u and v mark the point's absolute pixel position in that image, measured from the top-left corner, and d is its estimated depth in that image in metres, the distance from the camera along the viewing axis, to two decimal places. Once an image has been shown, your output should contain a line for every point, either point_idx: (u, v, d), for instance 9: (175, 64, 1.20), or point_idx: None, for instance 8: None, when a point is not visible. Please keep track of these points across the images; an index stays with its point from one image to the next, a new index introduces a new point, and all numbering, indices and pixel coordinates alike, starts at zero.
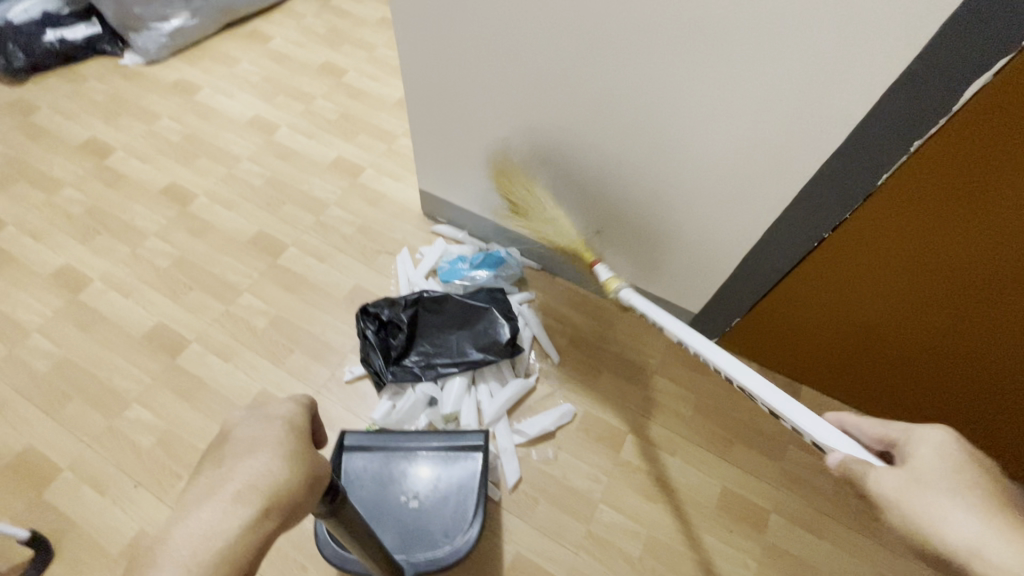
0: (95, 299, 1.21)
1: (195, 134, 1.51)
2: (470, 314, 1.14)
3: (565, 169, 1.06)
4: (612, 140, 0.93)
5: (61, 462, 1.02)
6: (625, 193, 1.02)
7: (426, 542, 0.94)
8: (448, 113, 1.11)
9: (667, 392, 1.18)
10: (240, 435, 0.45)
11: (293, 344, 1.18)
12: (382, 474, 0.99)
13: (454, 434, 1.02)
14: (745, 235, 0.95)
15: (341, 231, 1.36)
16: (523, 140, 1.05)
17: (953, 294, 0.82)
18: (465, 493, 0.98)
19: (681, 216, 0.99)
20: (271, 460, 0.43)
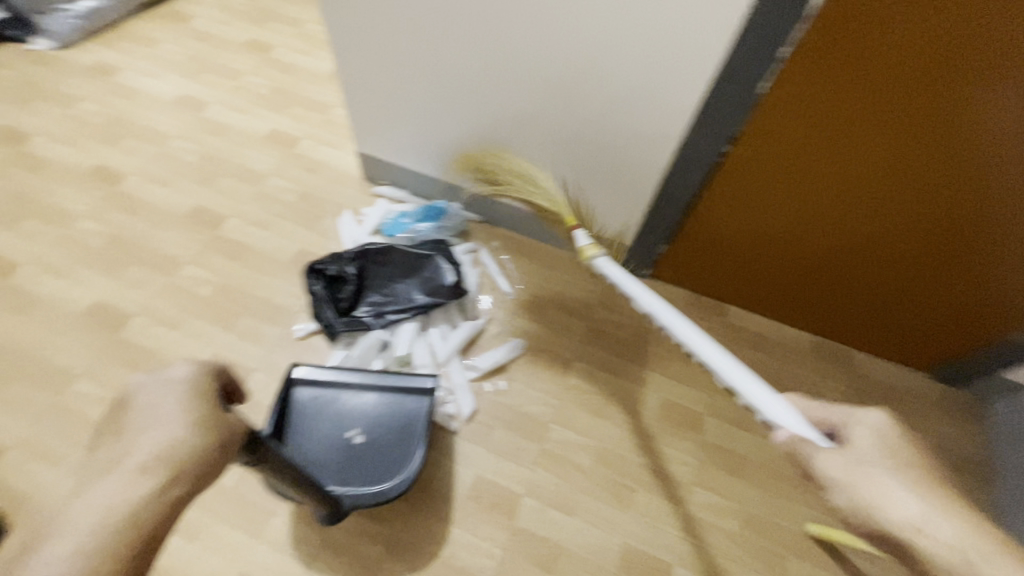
0: (27, 283, 1.18)
1: (119, 115, 1.48)
2: (415, 263, 1.19)
3: (497, 107, 1.13)
4: (537, 70, 1.02)
5: (6, 441, 1.00)
6: (554, 123, 1.11)
7: (368, 478, 0.96)
8: (382, 65, 1.15)
9: (607, 321, 1.27)
10: (140, 403, 0.45)
11: (242, 309, 1.20)
12: (331, 412, 1.02)
13: (400, 376, 1.06)
14: (661, 151, 1.06)
15: (282, 200, 1.37)
16: (456, 81, 1.12)
17: (840, 180, 0.96)
18: (410, 430, 1.01)
19: (606, 140, 1.09)
20: (174, 423, 0.44)
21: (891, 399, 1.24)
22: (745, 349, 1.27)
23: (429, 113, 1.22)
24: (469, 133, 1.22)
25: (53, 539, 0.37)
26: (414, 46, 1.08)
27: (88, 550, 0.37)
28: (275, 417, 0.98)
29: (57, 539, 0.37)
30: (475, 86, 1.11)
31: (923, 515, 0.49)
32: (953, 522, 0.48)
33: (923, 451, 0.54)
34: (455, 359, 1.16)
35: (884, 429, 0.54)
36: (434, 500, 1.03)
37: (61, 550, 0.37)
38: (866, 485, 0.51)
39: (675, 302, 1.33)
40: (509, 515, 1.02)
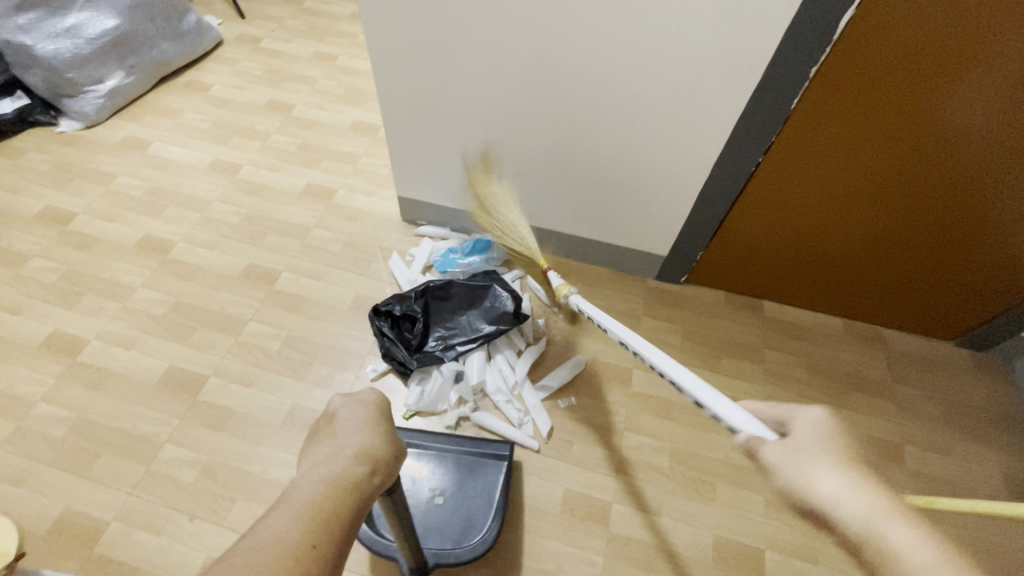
0: (97, 358, 1.21)
1: (157, 186, 1.52)
2: (475, 295, 1.26)
3: (539, 144, 1.22)
4: (581, 108, 1.12)
5: (106, 515, 1.02)
6: (594, 154, 1.21)
7: (447, 538, 1.01)
8: (426, 115, 1.23)
9: (655, 329, 1.35)
10: (345, 413, 0.59)
11: (312, 358, 1.24)
12: (414, 472, 1.08)
13: (477, 443, 1.11)
14: (696, 169, 1.16)
15: (329, 249, 1.42)
16: (499, 123, 1.20)
17: (864, 174, 1.08)
18: (488, 495, 1.05)
19: (643, 164, 1.19)
20: (371, 434, 0.57)
21: (926, 369, 1.33)
22: (787, 339, 1.36)
23: (470, 154, 1.30)
24: (509, 170, 1.30)
25: (296, 485, 0.48)
26: (459, 94, 1.17)
27: (327, 495, 0.48)
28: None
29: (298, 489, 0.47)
30: (519, 128, 1.20)
31: (844, 489, 0.50)
32: (866, 496, 0.50)
33: (860, 443, 0.54)
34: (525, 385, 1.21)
35: (815, 417, 0.56)
36: (530, 518, 1.07)
37: (304, 495, 0.47)
38: (795, 469, 0.53)
39: (714, 302, 1.42)
40: (602, 523, 1.07)
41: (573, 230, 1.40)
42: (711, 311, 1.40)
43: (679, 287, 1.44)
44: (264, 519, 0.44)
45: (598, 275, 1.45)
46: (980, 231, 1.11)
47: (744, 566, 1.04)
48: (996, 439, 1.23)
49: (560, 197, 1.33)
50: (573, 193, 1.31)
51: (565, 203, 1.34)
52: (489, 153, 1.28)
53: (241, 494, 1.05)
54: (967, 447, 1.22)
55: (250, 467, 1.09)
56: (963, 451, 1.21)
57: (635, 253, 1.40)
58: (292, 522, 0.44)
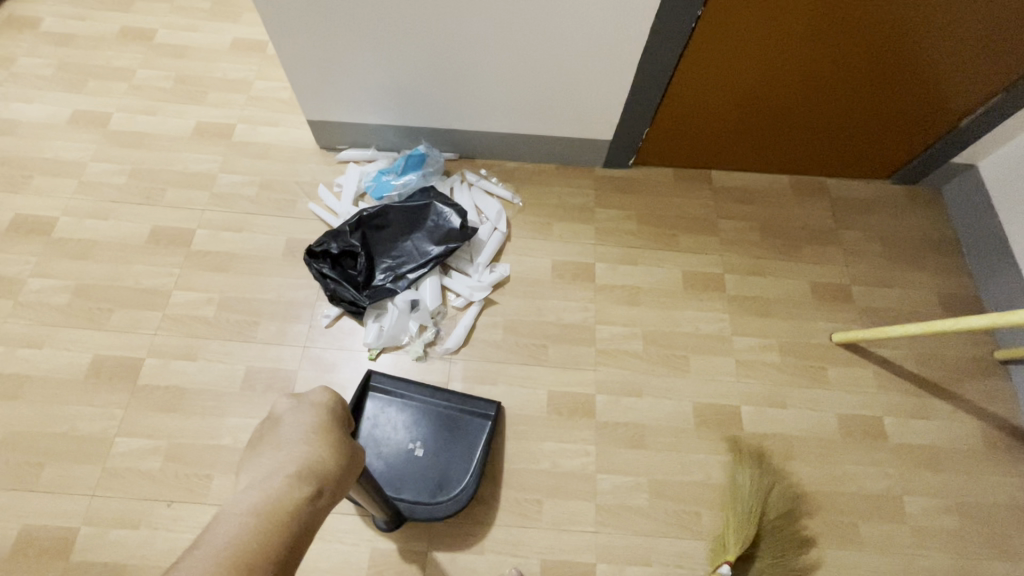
0: (5, 364, 1.05)
1: (11, 155, 1.27)
2: (415, 216, 1.17)
3: (449, 32, 1.05)
4: None
5: (72, 522, 0.95)
6: (513, 37, 1.06)
7: (422, 490, 0.99)
8: (317, 23, 1.04)
9: (612, 218, 1.31)
10: (290, 420, 0.58)
11: (256, 316, 1.13)
12: (394, 421, 1.04)
13: (463, 400, 1.05)
14: (623, 40, 1.06)
15: (244, 194, 1.26)
16: (405, 21, 1.03)
17: (802, 31, 1.03)
18: (470, 450, 1.02)
19: (574, 45, 1.07)
20: (322, 440, 0.56)
21: (868, 210, 1.38)
22: (739, 205, 1.36)
23: (370, 54, 1.10)
24: (426, 75, 1.15)
25: (229, 508, 0.47)
26: None
27: (266, 514, 0.47)
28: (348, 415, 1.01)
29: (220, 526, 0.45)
30: (424, 13, 1.01)
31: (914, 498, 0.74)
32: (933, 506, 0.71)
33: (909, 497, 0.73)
34: (473, 295, 1.16)
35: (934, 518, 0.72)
36: (519, 425, 1.08)
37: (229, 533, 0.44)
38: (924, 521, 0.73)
39: (665, 180, 1.38)
40: (590, 415, 1.10)
41: (506, 128, 1.28)
42: (662, 189, 1.36)
43: (627, 171, 1.38)
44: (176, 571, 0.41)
45: (545, 171, 1.35)
46: (918, 70, 1.10)
47: (725, 425, 1.11)
48: (930, 264, 1.32)
49: (490, 96, 1.20)
50: (501, 89, 1.18)
51: (498, 103, 1.21)
52: (402, 60, 1.11)
53: (217, 469, 1.00)
54: (907, 276, 1.30)
55: (219, 440, 1.02)
56: (904, 280, 1.29)
57: (577, 143, 1.31)
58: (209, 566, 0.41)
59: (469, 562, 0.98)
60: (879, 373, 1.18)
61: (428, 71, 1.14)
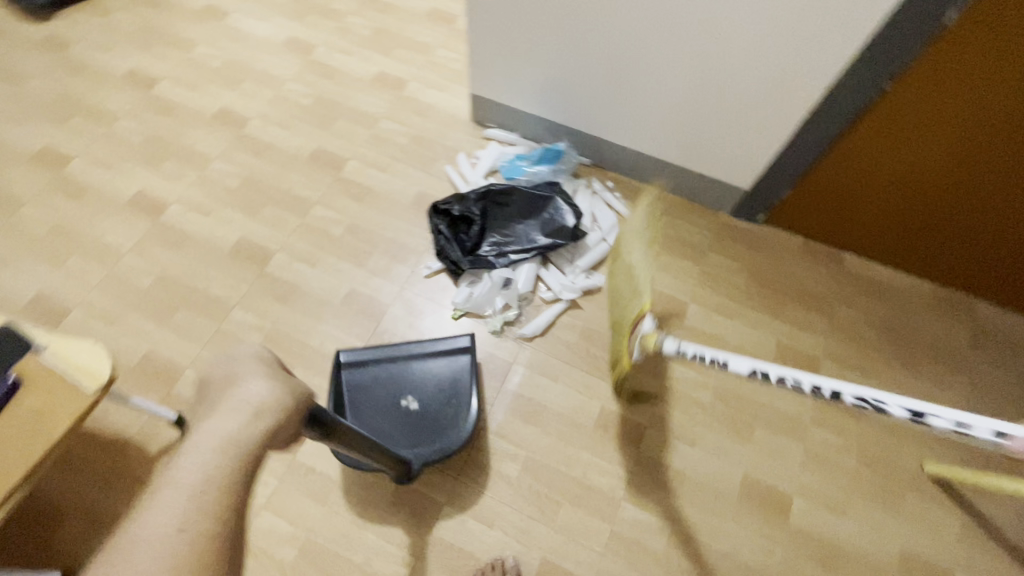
0: (177, 220, 1.27)
1: (234, 59, 1.52)
2: (535, 205, 1.23)
3: (623, 32, 1.08)
4: (677, 19, 1.01)
5: (183, 361, 1.13)
6: (680, 55, 1.07)
7: (423, 437, 1.03)
8: (510, 9, 1.14)
9: (721, 267, 1.28)
10: (218, 380, 0.48)
11: (372, 248, 1.26)
12: (376, 382, 1.07)
13: (444, 343, 1.10)
14: (793, 88, 1.03)
15: (396, 142, 1.40)
16: (587, 26, 1.10)
17: (996, 136, 0.95)
18: (456, 389, 1.07)
19: (738, 89, 1.08)
20: (250, 393, 0.46)
21: (1016, 349, 1.22)
22: (864, 296, 1.26)
23: (542, 35, 1.16)
24: (587, 80, 1.21)
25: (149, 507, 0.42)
26: None
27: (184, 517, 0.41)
28: (331, 403, 1.04)
29: (146, 541, 0.40)
30: (607, 23, 1.08)
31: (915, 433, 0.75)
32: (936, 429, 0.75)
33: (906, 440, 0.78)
34: (562, 292, 1.20)
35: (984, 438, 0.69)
36: (564, 428, 1.10)
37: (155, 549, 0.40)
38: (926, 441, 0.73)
39: (790, 247, 1.32)
40: (634, 444, 1.09)
41: (644, 150, 1.30)
42: (784, 255, 1.31)
43: (753, 226, 1.34)
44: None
45: (669, 202, 1.36)
46: None
47: (770, 508, 1.05)
48: None
49: (640, 116, 1.23)
50: (652, 112, 1.21)
51: (644, 125, 1.24)
52: (570, 61, 1.19)
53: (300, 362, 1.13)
54: None
55: (309, 340, 1.16)
56: None
57: (711, 184, 1.30)
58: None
59: (478, 531, 1.01)
60: (967, 524, 1.05)
61: (591, 77, 1.20)
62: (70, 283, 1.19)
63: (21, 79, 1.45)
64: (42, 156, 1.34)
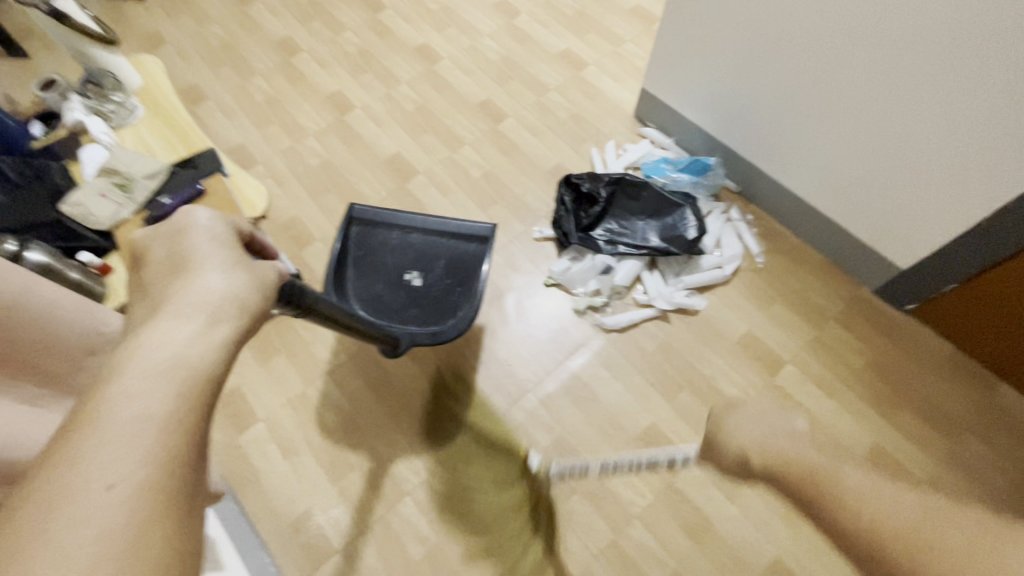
0: (355, 123, 1.47)
1: (450, 6, 1.70)
2: (663, 208, 1.21)
3: (814, 61, 1.02)
4: (881, 61, 0.93)
5: (317, 234, 1.31)
6: (874, 92, 0.97)
7: (421, 312, 1.13)
8: (707, 12, 1.13)
9: (840, 341, 1.15)
10: (176, 287, 0.41)
11: (498, 198, 1.35)
12: (388, 245, 1.17)
13: (459, 231, 1.17)
14: (998, 166, 0.88)
15: (556, 114, 1.47)
16: (779, 47, 1.05)
17: None
18: (462, 273, 1.15)
19: (927, 155, 0.96)
20: (220, 298, 0.41)
21: None
22: (1008, 438, 1.05)
23: (728, 47, 1.14)
24: (762, 102, 1.16)
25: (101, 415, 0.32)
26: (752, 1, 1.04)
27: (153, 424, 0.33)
28: (337, 253, 1.14)
29: (118, 405, 0.33)
30: (801, 49, 1.02)
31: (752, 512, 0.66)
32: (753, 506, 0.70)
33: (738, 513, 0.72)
34: (655, 299, 1.17)
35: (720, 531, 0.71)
36: (606, 425, 1.08)
37: (122, 434, 0.32)
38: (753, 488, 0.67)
39: (933, 351, 1.14)
40: (671, 471, 1.04)
41: (798, 192, 1.21)
42: (922, 357, 1.13)
43: (896, 313, 1.18)
44: (34, 508, 0.29)
45: (807, 256, 1.25)
46: None
47: None
48: None
49: (806, 154, 1.15)
50: (821, 153, 1.12)
51: (807, 164, 1.16)
52: (751, 78, 1.14)
53: None
54: None
55: None
56: None
57: (864, 251, 1.17)
58: (119, 481, 0.30)
59: (489, 479, 1.04)
60: None
61: (767, 100, 1.15)
62: (262, 143, 1.44)
63: None
64: (282, 43, 1.63)
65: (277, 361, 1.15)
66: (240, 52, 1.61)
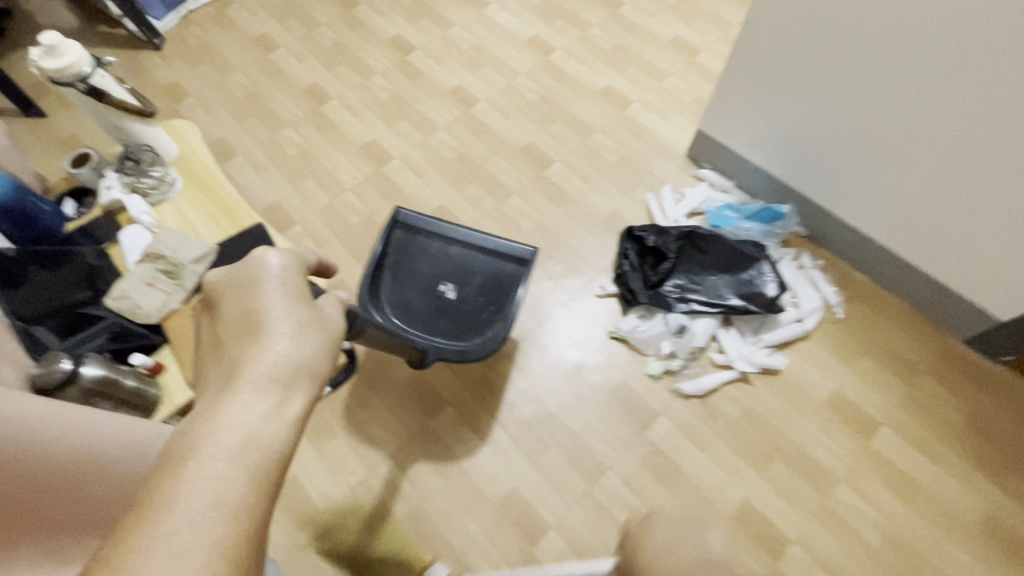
0: (394, 175, 1.40)
1: (481, 44, 1.63)
2: (736, 261, 1.14)
3: (888, 122, 0.99)
4: (959, 126, 0.90)
5: None
6: (949, 155, 0.94)
7: (450, 330, 0.99)
8: (768, 66, 1.09)
9: (934, 397, 1.08)
10: (252, 337, 0.49)
11: (553, 251, 1.27)
12: (424, 254, 1.05)
13: (505, 245, 1.04)
14: None
15: (604, 157, 1.40)
16: (846, 105, 1.03)
17: None
18: (501, 296, 1.01)
19: (1010, 217, 0.93)
20: (289, 341, 0.49)
21: None
22: None
23: (789, 87, 1.09)
24: (827, 155, 1.12)
25: (197, 464, 0.40)
26: (815, 59, 1.01)
27: (240, 472, 0.41)
28: (374, 258, 1.01)
29: (209, 458, 0.41)
30: (869, 109, 1.00)
31: None
32: None
33: None
34: (737, 360, 1.10)
35: None
36: (696, 504, 1.00)
37: (210, 490, 0.39)
38: None
39: None
40: (772, 554, 0.96)
41: (873, 238, 1.15)
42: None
43: (990, 364, 1.11)
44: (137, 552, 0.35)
45: (888, 304, 1.18)
46: None
47: None
48: None
49: (878, 204, 1.10)
50: (892, 204, 1.08)
51: (880, 214, 1.11)
52: (815, 131, 1.11)
53: None
54: None
55: None
56: None
57: (954, 300, 1.10)
58: (193, 540, 0.37)
59: None
60: None
61: (833, 151, 1.11)
62: (298, 201, 1.36)
63: (313, 24, 1.71)
64: (309, 90, 1.56)
65: (334, 446, 1.07)
66: (266, 103, 1.54)
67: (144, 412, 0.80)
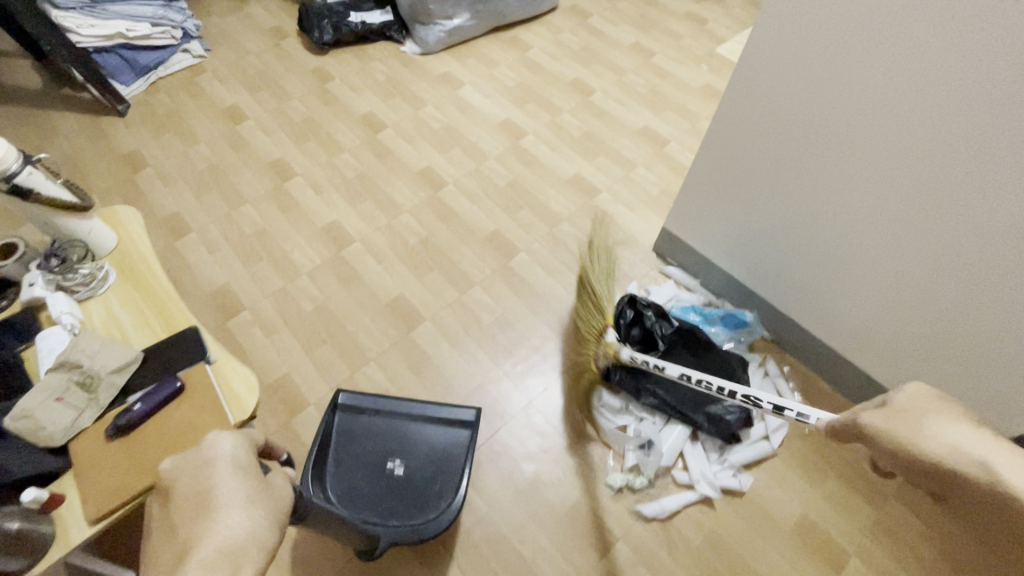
0: (354, 259, 1.35)
1: (453, 125, 1.63)
2: (713, 369, 1.11)
3: (849, 239, 0.97)
4: (915, 252, 0.89)
5: (310, 397, 1.16)
6: (908, 277, 0.93)
7: (406, 512, 0.93)
8: (731, 173, 1.09)
9: (903, 523, 1.03)
10: (198, 520, 0.45)
11: (513, 349, 1.22)
12: (370, 433, 1.00)
13: (447, 409, 1.02)
14: None
15: (571, 248, 1.38)
16: (807, 218, 1.01)
17: None
18: (450, 470, 0.97)
19: (974, 339, 0.90)
20: (238, 515, 0.45)
21: None
22: None
23: (751, 195, 1.09)
24: (792, 263, 1.11)
25: None
26: (776, 173, 1.01)
27: None
28: (318, 446, 0.95)
29: None
30: (829, 225, 0.99)
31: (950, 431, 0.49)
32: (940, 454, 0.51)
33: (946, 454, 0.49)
34: (699, 482, 1.04)
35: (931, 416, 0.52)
36: None
37: None
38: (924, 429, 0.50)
39: None
40: None
41: (841, 349, 1.13)
42: None
43: None
44: None
45: None
46: None
47: None
48: None
49: (844, 317, 1.08)
50: (858, 317, 1.06)
51: (845, 326, 1.09)
52: (779, 239, 1.10)
53: None
54: None
55: None
56: None
57: None
58: None
59: None
60: None
61: (798, 261, 1.09)
62: (250, 285, 1.30)
63: (284, 97, 1.70)
64: (274, 165, 1.53)
65: None
66: (228, 177, 1.50)
67: (32, 555, 0.71)
